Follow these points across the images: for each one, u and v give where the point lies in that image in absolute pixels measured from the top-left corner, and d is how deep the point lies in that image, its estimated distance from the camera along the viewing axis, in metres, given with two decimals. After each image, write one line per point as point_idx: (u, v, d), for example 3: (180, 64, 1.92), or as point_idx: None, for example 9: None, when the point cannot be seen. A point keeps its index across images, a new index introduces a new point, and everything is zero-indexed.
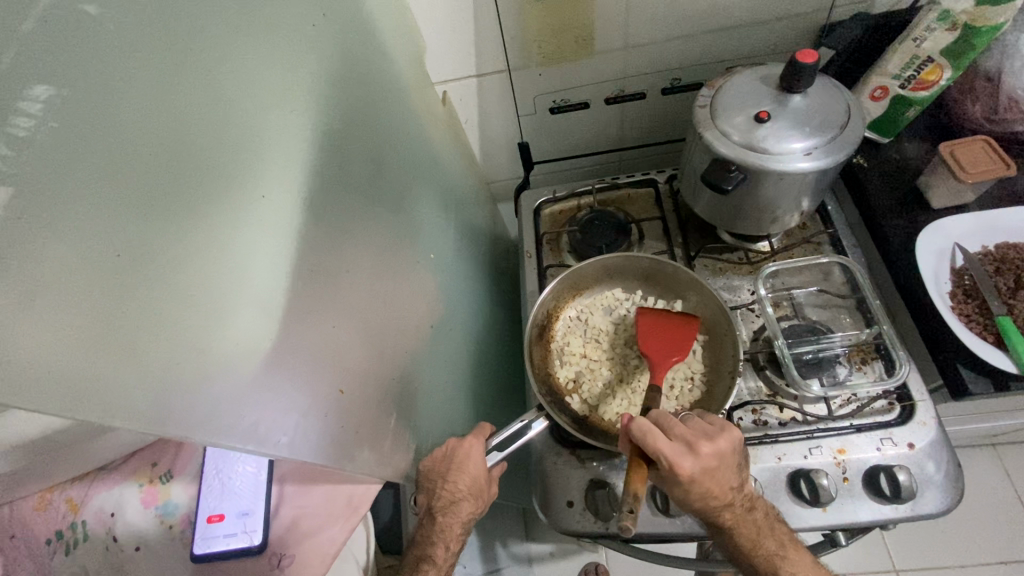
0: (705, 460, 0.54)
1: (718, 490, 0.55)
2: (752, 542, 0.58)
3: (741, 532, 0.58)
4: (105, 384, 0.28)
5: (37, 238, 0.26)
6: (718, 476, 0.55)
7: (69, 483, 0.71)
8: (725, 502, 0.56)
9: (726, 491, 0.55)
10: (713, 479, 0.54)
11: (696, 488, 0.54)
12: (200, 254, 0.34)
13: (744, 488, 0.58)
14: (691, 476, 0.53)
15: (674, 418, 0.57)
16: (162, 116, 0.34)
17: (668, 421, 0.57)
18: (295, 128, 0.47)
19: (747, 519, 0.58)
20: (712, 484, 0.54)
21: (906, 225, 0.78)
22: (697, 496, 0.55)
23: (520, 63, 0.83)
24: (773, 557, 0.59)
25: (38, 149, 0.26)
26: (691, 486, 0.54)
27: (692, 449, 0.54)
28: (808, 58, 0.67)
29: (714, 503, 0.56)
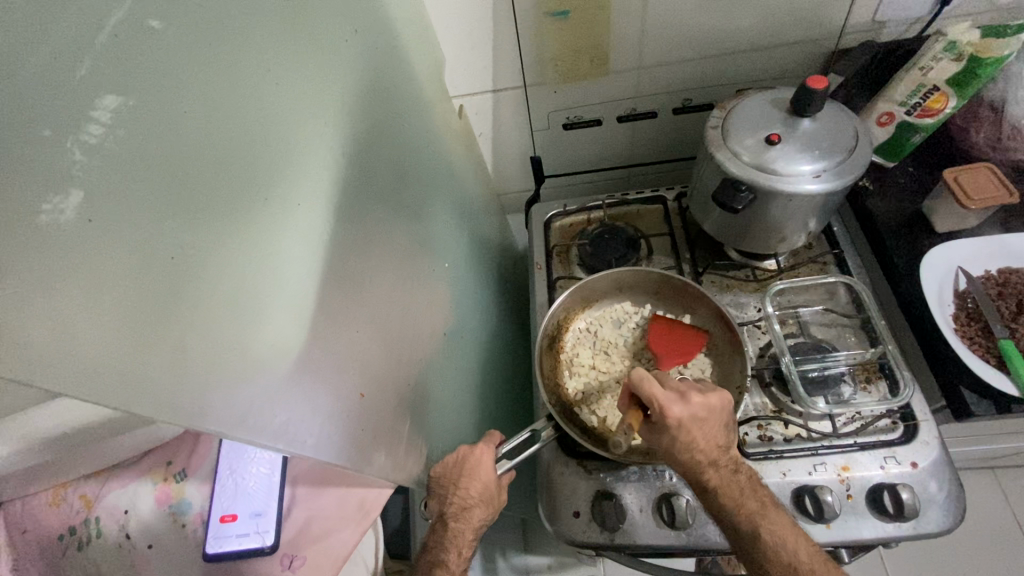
0: (695, 408, 0.56)
1: (704, 441, 0.57)
2: (737, 505, 0.57)
3: (726, 493, 0.58)
4: (158, 380, 0.29)
5: (102, 240, 0.27)
6: (707, 427, 0.57)
7: (83, 478, 0.72)
8: (710, 456, 0.57)
9: (712, 444, 0.57)
10: (701, 428, 0.57)
11: (683, 434, 0.56)
12: (241, 258, 0.36)
13: (730, 451, 0.59)
14: (680, 421, 0.56)
15: (671, 377, 0.62)
16: (210, 125, 0.36)
17: (664, 379, 0.62)
18: (327, 139, 0.49)
19: (734, 481, 0.58)
20: (698, 432, 0.56)
21: (911, 248, 0.79)
22: (683, 446, 0.57)
23: (536, 79, 0.85)
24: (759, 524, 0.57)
25: (108, 155, 0.28)
26: (679, 432, 0.56)
27: (683, 396, 0.57)
28: (818, 85, 0.69)
29: (700, 457, 0.57)
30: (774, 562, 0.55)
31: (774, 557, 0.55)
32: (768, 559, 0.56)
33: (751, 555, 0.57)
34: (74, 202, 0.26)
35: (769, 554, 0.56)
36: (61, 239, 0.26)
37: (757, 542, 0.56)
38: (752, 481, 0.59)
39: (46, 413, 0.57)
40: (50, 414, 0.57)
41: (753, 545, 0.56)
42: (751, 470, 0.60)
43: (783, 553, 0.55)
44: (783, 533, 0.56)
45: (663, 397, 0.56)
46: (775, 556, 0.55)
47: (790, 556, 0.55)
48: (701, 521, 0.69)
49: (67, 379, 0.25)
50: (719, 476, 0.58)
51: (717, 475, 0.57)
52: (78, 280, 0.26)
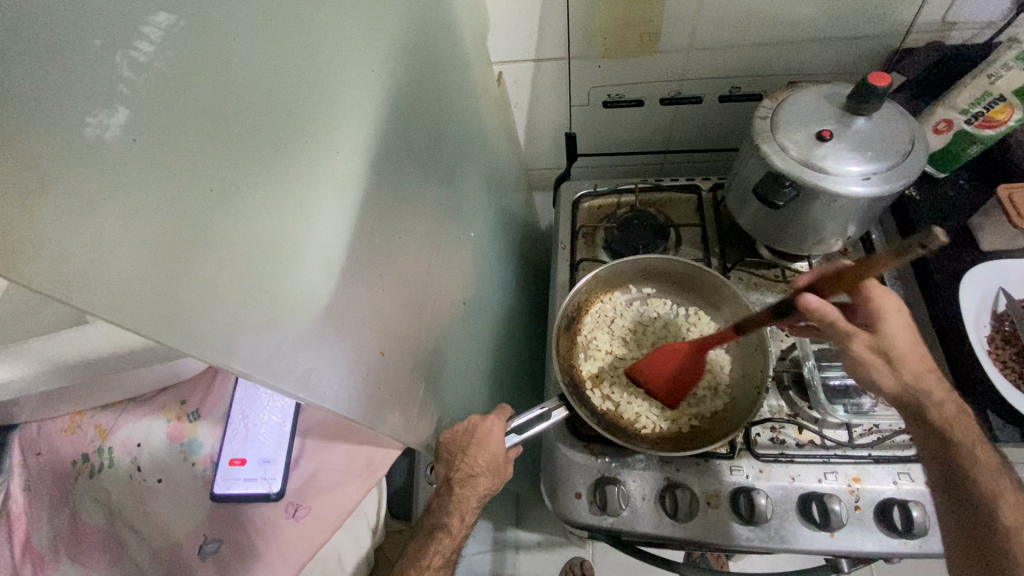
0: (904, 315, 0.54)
1: (922, 356, 0.53)
2: (968, 442, 0.50)
3: (960, 429, 0.51)
4: (191, 313, 0.29)
5: (139, 161, 0.27)
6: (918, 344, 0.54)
7: (98, 409, 0.74)
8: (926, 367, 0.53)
9: (931, 365, 0.53)
10: (916, 345, 0.53)
11: (902, 343, 0.53)
12: (277, 200, 0.35)
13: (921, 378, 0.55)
14: (895, 326, 0.53)
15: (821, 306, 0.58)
16: (259, 63, 0.35)
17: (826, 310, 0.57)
18: (371, 88, 0.48)
19: (962, 414, 0.52)
20: (914, 346, 0.53)
21: (952, 264, 0.77)
22: (908, 362, 0.52)
23: (581, 52, 0.82)
24: (991, 473, 0.48)
25: (156, 75, 0.28)
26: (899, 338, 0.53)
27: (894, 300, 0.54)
28: (880, 82, 0.65)
29: (928, 378, 0.53)
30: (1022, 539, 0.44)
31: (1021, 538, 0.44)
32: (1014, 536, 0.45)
33: (985, 525, 0.46)
34: (120, 118, 0.26)
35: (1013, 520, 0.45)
36: (104, 153, 0.25)
37: (984, 492, 0.47)
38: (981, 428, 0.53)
39: (66, 339, 0.61)
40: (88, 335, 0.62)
41: (981, 501, 0.47)
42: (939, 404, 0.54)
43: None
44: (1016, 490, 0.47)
45: (879, 299, 0.54)
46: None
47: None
48: (704, 516, 0.68)
49: (103, 299, 0.25)
50: (951, 402, 0.52)
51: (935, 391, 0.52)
52: (121, 201, 0.26)
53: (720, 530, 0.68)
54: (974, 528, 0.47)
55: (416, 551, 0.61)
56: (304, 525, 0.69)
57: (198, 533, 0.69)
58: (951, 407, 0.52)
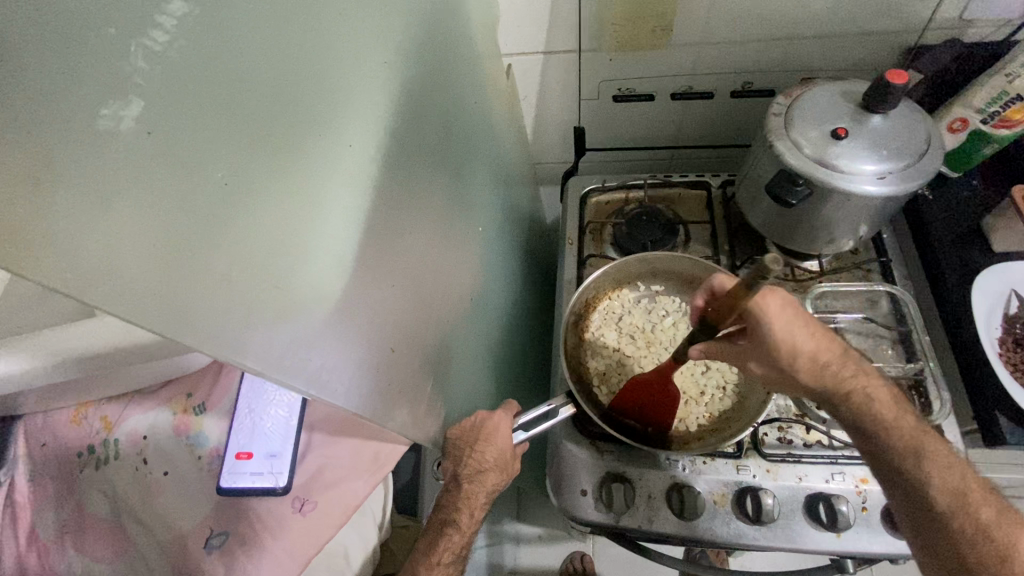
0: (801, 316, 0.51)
1: (825, 346, 0.53)
2: (888, 426, 0.51)
3: (877, 410, 0.52)
4: (204, 309, 0.28)
5: (152, 155, 0.26)
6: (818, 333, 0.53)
7: (104, 401, 0.74)
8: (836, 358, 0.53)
9: (835, 350, 0.53)
10: (816, 339, 0.52)
11: (803, 344, 0.51)
12: (290, 194, 0.35)
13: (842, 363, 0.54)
14: (793, 332, 0.51)
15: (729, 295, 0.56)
16: (271, 54, 0.35)
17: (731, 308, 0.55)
18: (382, 80, 0.47)
19: (872, 388, 0.53)
20: (815, 338, 0.52)
21: (964, 265, 0.76)
22: (809, 351, 0.52)
23: (592, 45, 0.81)
24: (916, 453, 0.49)
25: (171, 64, 0.28)
26: (797, 344, 0.51)
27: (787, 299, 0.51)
28: (897, 80, 0.64)
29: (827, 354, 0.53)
30: (964, 516, 0.46)
31: (959, 517, 0.46)
32: (957, 517, 0.46)
33: (926, 512, 0.48)
34: (134, 110, 0.26)
35: (949, 500, 0.47)
36: (117, 146, 0.25)
37: (916, 479, 0.48)
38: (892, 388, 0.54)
39: (76, 333, 0.60)
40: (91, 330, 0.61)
41: (915, 489, 0.48)
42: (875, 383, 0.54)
43: (967, 505, 0.46)
44: (942, 456, 0.49)
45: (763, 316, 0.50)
46: (960, 508, 0.46)
47: (971, 501, 0.46)
48: (711, 515, 0.68)
49: (117, 296, 0.24)
50: (859, 384, 0.53)
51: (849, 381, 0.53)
52: (134, 195, 0.25)
53: (726, 529, 0.68)
54: (916, 511, 0.48)
55: (426, 547, 0.61)
56: (311, 519, 0.69)
57: (204, 526, 0.69)
58: (861, 390, 0.53)
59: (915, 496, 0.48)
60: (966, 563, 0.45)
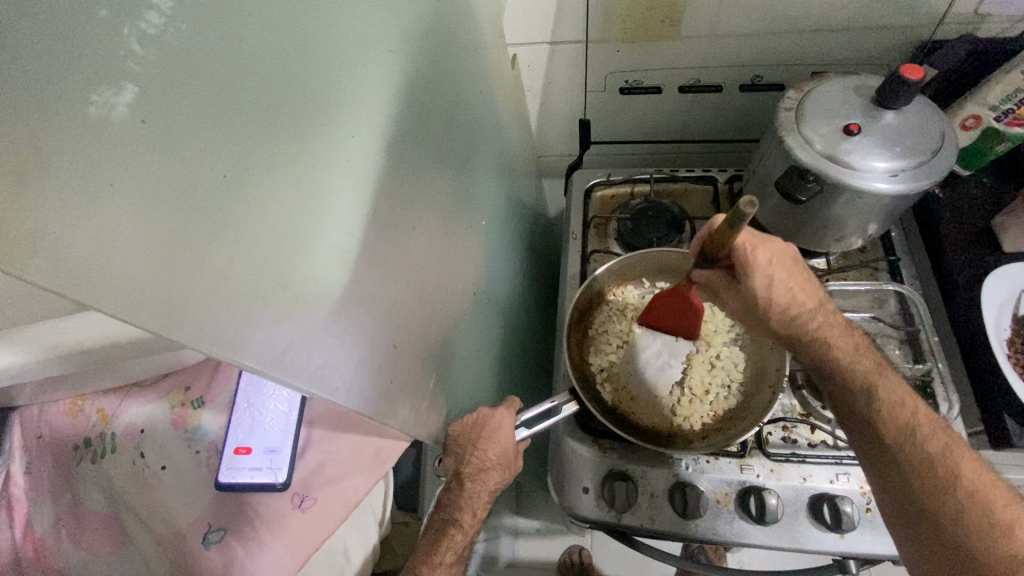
0: (782, 256, 0.51)
1: (800, 287, 0.52)
2: (846, 365, 0.52)
3: (838, 352, 0.52)
4: (201, 306, 0.27)
5: (147, 145, 0.25)
6: (797, 274, 0.52)
7: (101, 393, 0.73)
8: (811, 301, 0.53)
9: (810, 291, 0.53)
10: (793, 282, 0.52)
11: (777, 285, 0.51)
12: (291, 186, 0.33)
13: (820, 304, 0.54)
14: (770, 275, 0.51)
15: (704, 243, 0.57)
16: (271, 38, 0.33)
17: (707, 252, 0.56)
18: (386, 69, 0.46)
19: (838, 330, 0.53)
20: (790, 279, 0.52)
21: (973, 265, 0.75)
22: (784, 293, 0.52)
23: (599, 36, 0.79)
24: (869, 391, 0.50)
25: (167, 50, 0.27)
26: (770, 284, 0.51)
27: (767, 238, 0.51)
28: (913, 74, 0.62)
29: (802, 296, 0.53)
30: (910, 450, 0.47)
31: (908, 449, 0.47)
32: (904, 448, 0.47)
33: (879, 445, 0.49)
34: (128, 96, 0.24)
35: (898, 433, 0.48)
36: (109, 134, 0.24)
37: (869, 414, 0.50)
38: (858, 333, 0.54)
39: (62, 326, 0.59)
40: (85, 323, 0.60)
41: (866, 424, 0.50)
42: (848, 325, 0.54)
43: (916, 439, 0.47)
44: (896, 395, 0.50)
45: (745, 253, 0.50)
46: (912, 445, 0.47)
47: (920, 435, 0.47)
48: (713, 514, 0.68)
49: (109, 293, 0.23)
50: (822, 329, 0.53)
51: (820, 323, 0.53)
52: (128, 187, 0.24)
53: (728, 529, 0.68)
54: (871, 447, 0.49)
55: (427, 547, 0.60)
56: (310, 516, 0.68)
57: (202, 522, 0.68)
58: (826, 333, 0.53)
59: (868, 428, 0.50)
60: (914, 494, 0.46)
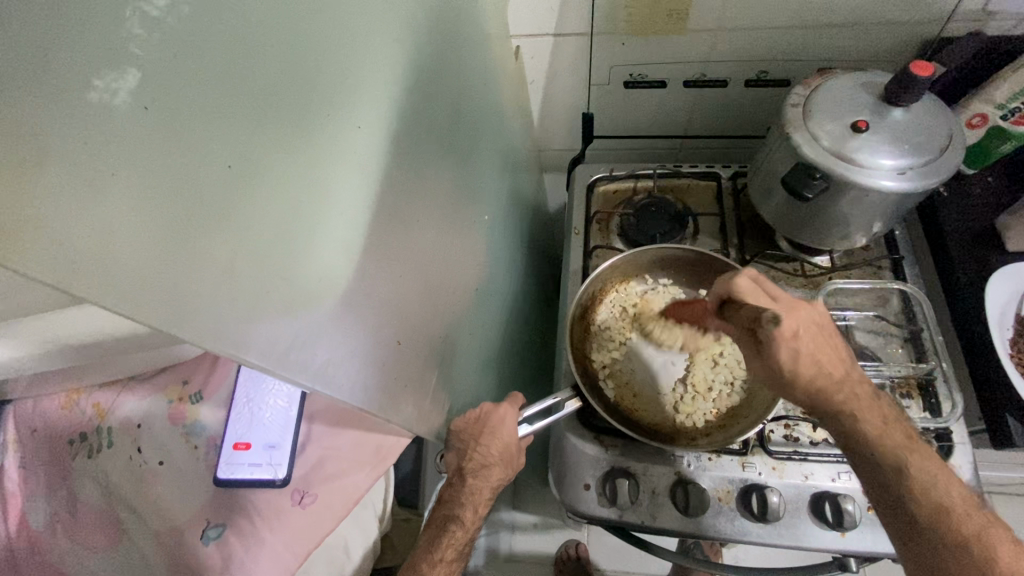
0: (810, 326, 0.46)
1: (826, 354, 0.47)
2: (879, 442, 0.47)
3: (865, 425, 0.47)
4: (206, 301, 0.26)
5: (150, 132, 0.24)
6: (825, 343, 0.47)
7: (96, 387, 0.72)
8: (840, 373, 0.47)
9: (835, 356, 0.47)
10: (820, 353, 0.46)
11: (802, 357, 0.46)
12: (297, 177, 0.33)
13: (852, 375, 0.48)
14: (797, 348, 0.45)
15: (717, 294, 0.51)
16: (277, 24, 0.32)
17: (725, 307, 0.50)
18: (392, 59, 0.45)
19: (865, 401, 0.48)
20: (817, 348, 0.46)
21: (977, 264, 0.75)
22: (814, 366, 0.46)
23: (604, 29, 0.78)
24: (904, 473, 0.45)
25: (170, 32, 0.26)
26: (796, 356, 0.45)
27: (793, 307, 0.46)
28: (923, 72, 0.61)
29: (832, 366, 0.47)
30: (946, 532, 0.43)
31: (949, 539, 0.43)
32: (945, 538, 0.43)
33: (911, 525, 0.45)
34: (131, 82, 0.24)
35: (933, 518, 0.44)
36: (111, 120, 0.23)
37: (902, 496, 0.45)
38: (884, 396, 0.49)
39: (51, 322, 0.56)
40: (74, 319, 0.57)
41: (900, 505, 0.46)
42: (880, 394, 0.49)
43: (954, 522, 0.43)
44: (934, 477, 0.45)
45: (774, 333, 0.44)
46: (950, 529, 0.43)
47: (956, 517, 0.43)
48: (715, 512, 0.68)
49: (111, 286, 0.22)
50: (848, 398, 0.47)
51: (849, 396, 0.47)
52: (131, 176, 0.23)
53: (729, 526, 0.67)
54: (906, 527, 0.45)
55: (428, 545, 0.59)
56: (310, 512, 0.68)
57: (200, 517, 0.68)
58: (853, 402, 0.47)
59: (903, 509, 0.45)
60: None
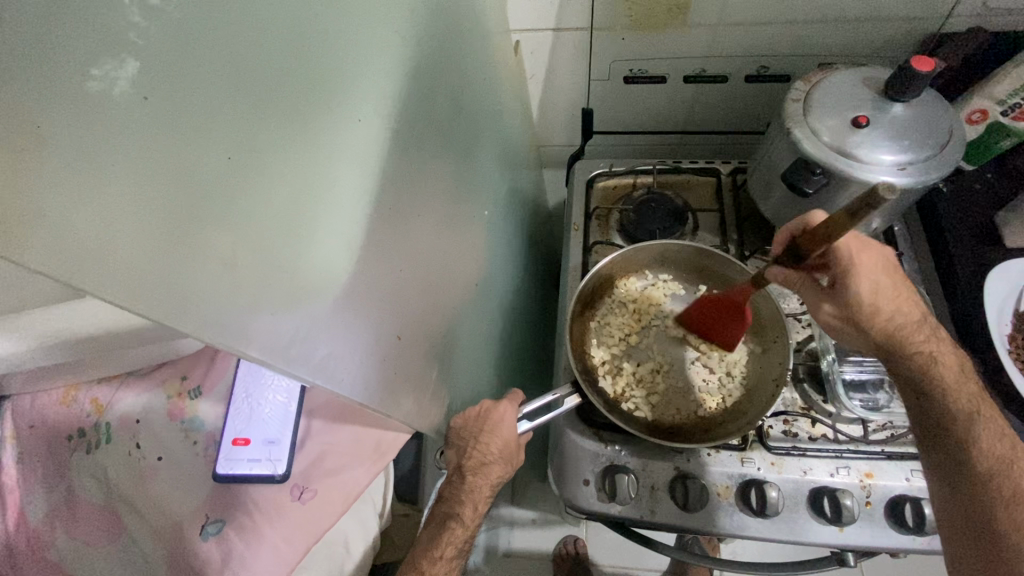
0: (884, 262, 0.52)
1: (900, 298, 0.51)
2: (950, 387, 0.48)
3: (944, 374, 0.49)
4: (204, 293, 0.26)
5: (146, 122, 0.24)
6: (899, 287, 0.52)
7: (95, 382, 0.72)
8: (915, 319, 0.51)
9: (910, 303, 0.52)
10: (895, 292, 0.51)
11: (878, 297, 0.51)
12: (298, 170, 0.32)
13: (929, 328, 0.52)
14: (874, 279, 0.51)
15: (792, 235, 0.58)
16: (278, 16, 0.32)
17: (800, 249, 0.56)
18: (393, 53, 0.44)
19: (944, 352, 0.51)
20: (893, 289, 0.52)
21: (975, 260, 0.75)
22: (889, 305, 0.51)
23: (605, 24, 0.78)
24: (975, 422, 0.47)
25: (171, 25, 0.26)
26: (873, 289, 0.51)
27: (871, 247, 0.52)
28: (923, 67, 0.61)
29: (904, 310, 0.51)
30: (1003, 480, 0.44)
31: (1001, 479, 0.44)
32: (997, 480, 0.44)
33: (964, 469, 0.46)
34: (129, 72, 0.23)
35: (995, 465, 0.45)
36: (108, 110, 0.23)
37: (963, 441, 0.46)
38: (961, 358, 0.51)
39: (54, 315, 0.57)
40: (80, 312, 0.58)
41: (956, 449, 0.47)
42: (961, 358, 0.51)
43: (1012, 473, 0.44)
44: (998, 429, 0.46)
45: (847, 258, 0.51)
46: (1006, 477, 0.44)
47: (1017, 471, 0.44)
48: (713, 507, 0.68)
49: (108, 277, 0.22)
50: (927, 344, 0.50)
51: (928, 344, 0.50)
52: (130, 166, 0.23)
53: (728, 522, 0.68)
54: (954, 470, 0.46)
55: (428, 540, 0.59)
56: (310, 508, 0.68)
57: (199, 513, 0.67)
58: (932, 352, 0.50)
59: (957, 450, 0.46)
60: (997, 525, 0.43)
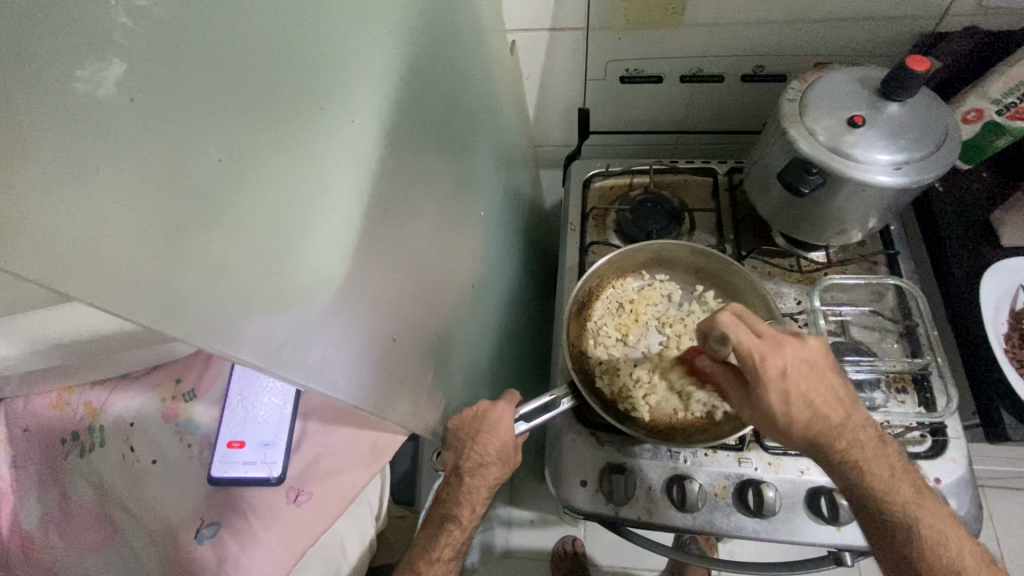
0: (799, 362, 0.46)
1: (823, 397, 0.47)
2: (883, 492, 0.48)
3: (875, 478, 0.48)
4: (194, 297, 0.26)
5: (134, 123, 0.24)
6: (820, 381, 0.47)
7: (89, 386, 0.71)
8: (838, 414, 0.48)
9: (835, 402, 0.48)
10: (813, 388, 0.47)
11: (794, 401, 0.46)
12: (290, 171, 0.32)
13: (853, 417, 0.48)
14: (788, 384, 0.46)
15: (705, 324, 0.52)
16: (267, 18, 0.32)
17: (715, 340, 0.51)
18: (387, 54, 0.44)
19: (869, 443, 0.49)
20: (811, 386, 0.46)
21: (971, 259, 0.75)
22: (810, 405, 0.47)
23: (600, 24, 0.78)
24: (913, 530, 0.47)
25: (157, 23, 0.25)
26: (789, 395, 0.46)
27: (782, 341, 0.46)
28: (919, 66, 0.61)
29: (828, 406, 0.47)
30: None
31: None
32: None
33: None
34: (116, 73, 0.23)
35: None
36: (96, 112, 0.22)
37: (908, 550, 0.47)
38: (892, 445, 0.50)
39: (43, 318, 0.57)
40: (65, 316, 0.58)
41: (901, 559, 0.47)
42: (891, 442, 0.50)
43: None
44: (937, 528, 0.47)
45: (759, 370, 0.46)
46: None
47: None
48: (711, 507, 0.68)
49: (96, 281, 0.22)
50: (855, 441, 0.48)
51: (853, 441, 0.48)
52: (119, 168, 0.23)
53: (725, 522, 0.67)
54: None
55: (425, 542, 0.59)
56: (306, 510, 0.67)
57: (195, 516, 0.67)
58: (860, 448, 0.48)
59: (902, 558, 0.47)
60: None
